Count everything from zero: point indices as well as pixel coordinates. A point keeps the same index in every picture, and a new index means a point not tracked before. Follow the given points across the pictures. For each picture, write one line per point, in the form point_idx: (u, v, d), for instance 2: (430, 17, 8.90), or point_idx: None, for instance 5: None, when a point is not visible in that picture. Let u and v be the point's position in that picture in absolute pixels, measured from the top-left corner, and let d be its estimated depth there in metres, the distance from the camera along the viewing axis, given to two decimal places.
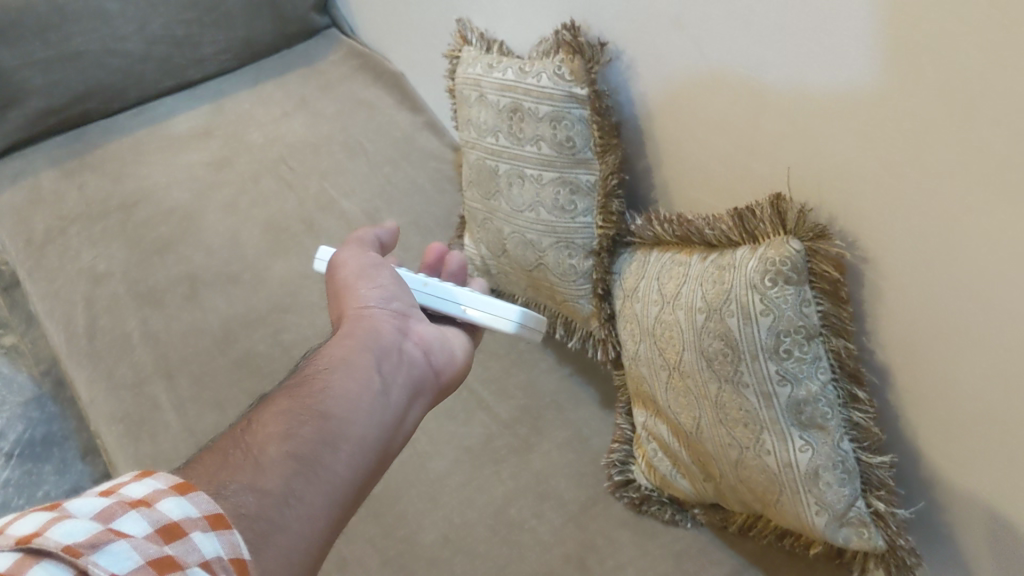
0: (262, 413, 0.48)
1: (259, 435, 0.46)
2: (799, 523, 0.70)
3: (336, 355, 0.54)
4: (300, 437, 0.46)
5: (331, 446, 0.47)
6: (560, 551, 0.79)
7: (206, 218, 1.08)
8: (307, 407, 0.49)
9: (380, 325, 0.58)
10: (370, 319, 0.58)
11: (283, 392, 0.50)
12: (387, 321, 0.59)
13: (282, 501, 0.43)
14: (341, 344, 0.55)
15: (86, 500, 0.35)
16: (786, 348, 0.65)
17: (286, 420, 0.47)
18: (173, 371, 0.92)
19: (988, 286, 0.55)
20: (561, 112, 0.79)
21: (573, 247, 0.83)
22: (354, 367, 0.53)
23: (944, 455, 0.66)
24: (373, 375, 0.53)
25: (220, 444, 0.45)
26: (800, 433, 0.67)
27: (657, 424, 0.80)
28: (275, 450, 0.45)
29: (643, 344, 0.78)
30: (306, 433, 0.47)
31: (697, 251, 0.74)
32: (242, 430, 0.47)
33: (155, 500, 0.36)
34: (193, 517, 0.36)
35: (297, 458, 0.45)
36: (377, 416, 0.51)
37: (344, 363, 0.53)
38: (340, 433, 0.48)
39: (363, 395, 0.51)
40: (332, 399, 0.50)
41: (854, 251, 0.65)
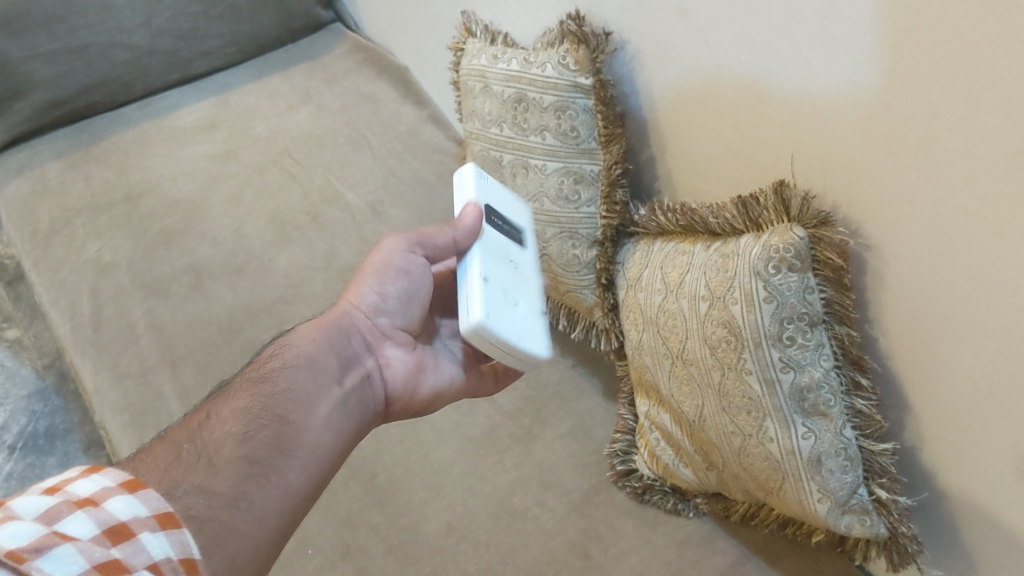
0: (218, 411, 0.51)
1: (213, 435, 0.49)
2: (801, 511, 0.70)
3: (303, 350, 0.58)
4: (255, 442, 0.50)
5: (286, 453, 0.51)
6: (563, 539, 0.79)
7: (211, 209, 1.09)
8: (266, 408, 0.52)
9: (354, 335, 0.63)
10: (348, 327, 0.63)
11: (246, 385, 0.54)
12: (362, 333, 0.63)
13: (234, 503, 0.46)
14: (312, 341, 0.59)
15: (30, 500, 0.36)
16: (789, 336, 0.66)
17: (243, 421, 0.51)
18: (177, 361, 0.93)
19: (992, 270, 0.55)
20: (565, 102, 0.79)
21: (577, 237, 0.83)
22: (319, 373, 0.57)
23: (947, 442, 0.66)
24: (333, 387, 0.57)
25: (174, 438, 0.49)
26: (802, 420, 0.67)
27: (660, 414, 0.80)
28: (231, 450, 0.48)
29: (645, 334, 0.78)
30: (263, 437, 0.50)
31: (701, 240, 0.74)
32: (199, 425, 0.50)
33: (103, 499, 0.37)
34: (141, 517, 0.38)
35: (253, 462, 0.49)
36: (331, 425, 0.55)
37: (311, 366, 0.57)
38: (297, 439, 0.52)
39: (321, 401, 0.56)
40: (293, 401, 0.54)
41: (857, 238, 0.65)
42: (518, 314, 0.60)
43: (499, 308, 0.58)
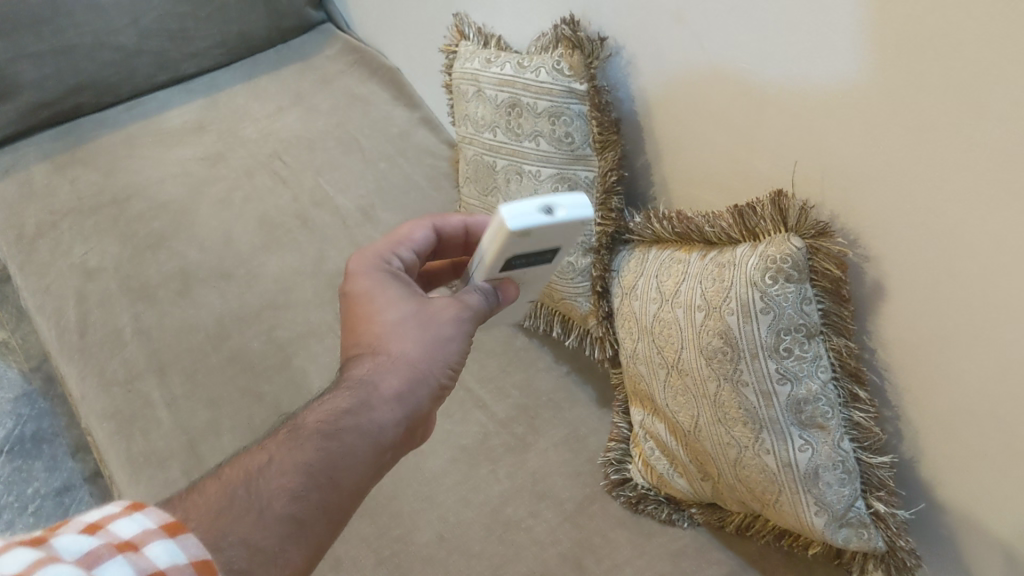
0: (279, 457, 0.44)
1: (270, 486, 0.43)
2: (798, 523, 0.69)
3: (371, 405, 0.50)
4: (310, 503, 0.43)
5: (333, 521, 0.45)
6: (557, 550, 0.78)
7: (199, 212, 1.07)
8: (325, 467, 0.45)
9: (425, 391, 0.53)
10: (416, 383, 0.52)
11: (311, 435, 0.46)
12: (431, 390, 0.54)
13: (274, 561, 0.40)
14: (382, 395, 0.50)
15: (72, 540, 0.32)
16: (786, 347, 0.65)
17: (304, 480, 0.44)
18: (165, 367, 0.91)
19: (995, 283, 0.54)
20: (560, 108, 0.78)
21: (571, 245, 0.82)
22: (381, 434, 0.49)
23: (945, 455, 0.65)
24: (387, 450, 0.50)
25: (230, 477, 0.42)
26: (800, 433, 0.66)
27: (655, 423, 0.79)
28: (285, 508, 0.42)
29: (640, 343, 0.77)
30: (318, 499, 0.44)
31: (697, 248, 0.73)
32: (257, 471, 0.43)
33: (145, 542, 0.33)
34: (185, 568, 0.33)
35: (301, 524, 0.43)
36: (371, 487, 0.49)
37: (374, 425, 0.49)
38: (345, 507, 0.46)
39: (374, 469, 0.48)
40: (350, 464, 0.47)
41: (855, 248, 0.64)
42: None
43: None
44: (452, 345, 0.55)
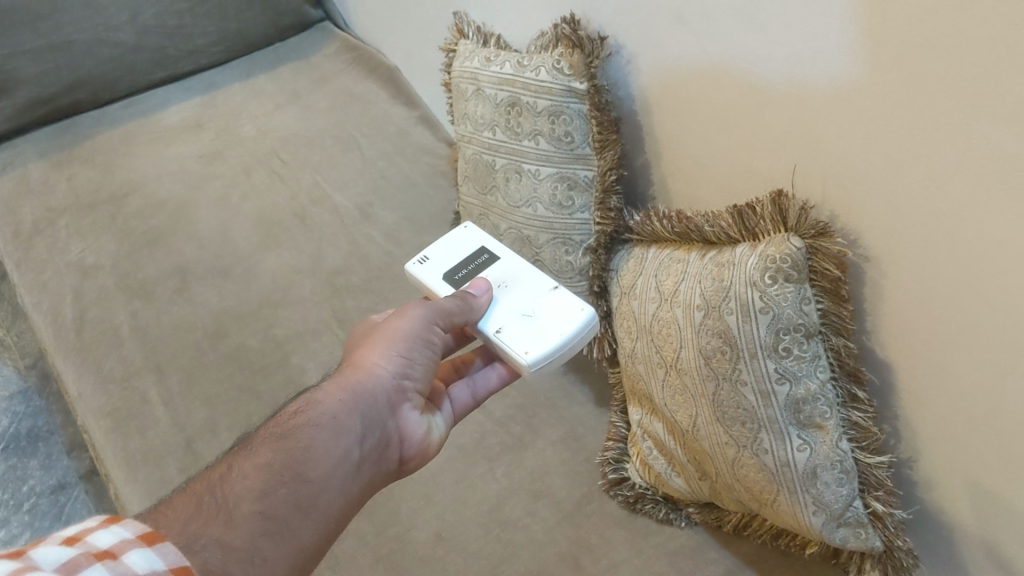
0: (239, 464, 0.48)
1: (233, 489, 0.46)
2: (796, 523, 0.69)
3: (327, 409, 0.53)
4: (275, 498, 0.46)
5: (303, 514, 0.47)
6: (554, 549, 0.78)
7: (197, 210, 1.07)
8: (285, 465, 0.48)
9: (383, 393, 0.57)
10: (374, 387, 0.56)
11: (267, 439, 0.50)
12: (389, 394, 0.57)
13: (247, 559, 0.42)
14: (335, 397, 0.54)
15: (51, 550, 0.34)
16: (785, 347, 0.65)
17: (264, 477, 0.47)
18: (162, 365, 0.91)
19: (994, 283, 0.55)
20: (559, 107, 0.78)
21: (570, 243, 0.82)
22: (342, 431, 0.52)
23: (943, 454, 0.65)
24: (353, 447, 0.52)
25: (195, 489, 0.45)
26: (798, 432, 0.67)
27: (653, 422, 0.79)
28: (250, 505, 0.45)
29: (638, 342, 0.77)
30: (282, 493, 0.47)
31: (696, 248, 0.73)
32: (220, 478, 0.46)
33: (123, 550, 0.35)
34: (159, 570, 0.35)
35: (269, 518, 0.45)
36: (345, 485, 0.51)
37: (333, 424, 0.52)
38: (314, 499, 0.48)
39: (341, 465, 0.51)
40: (311, 459, 0.49)
41: (855, 249, 0.64)
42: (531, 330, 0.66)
43: (527, 329, 0.66)
44: (407, 348, 0.59)
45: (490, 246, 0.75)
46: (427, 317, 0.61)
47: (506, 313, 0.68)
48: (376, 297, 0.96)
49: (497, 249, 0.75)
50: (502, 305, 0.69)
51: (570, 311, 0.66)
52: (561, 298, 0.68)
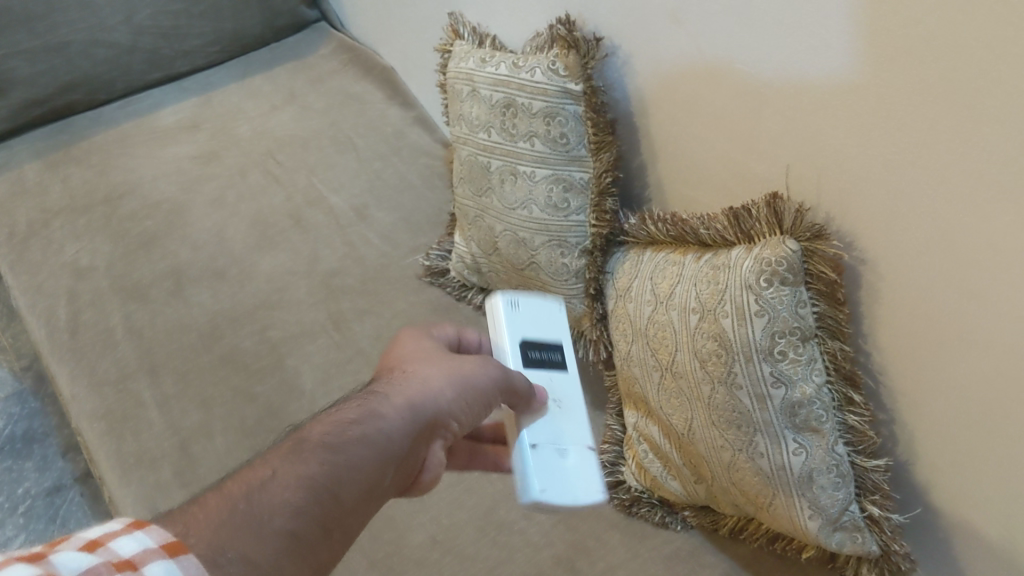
0: (280, 467, 0.41)
1: (269, 496, 0.39)
2: (792, 527, 0.69)
3: (382, 424, 0.46)
4: (310, 514, 0.40)
5: (331, 540, 0.40)
6: (550, 553, 0.78)
7: (192, 211, 1.07)
8: (325, 479, 0.42)
9: (433, 422, 0.50)
10: (425, 415, 0.49)
11: (313, 448, 0.43)
12: (434, 429, 0.50)
13: None
14: (393, 414, 0.47)
15: (72, 556, 0.29)
16: (780, 350, 0.64)
17: (305, 490, 0.40)
18: (157, 367, 0.91)
19: (991, 287, 0.54)
20: (555, 109, 0.78)
21: (566, 246, 0.82)
22: (387, 454, 0.45)
23: (940, 458, 0.65)
24: (391, 476, 0.46)
25: (230, 490, 0.39)
26: (794, 436, 0.66)
27: (649, 425, 0.79)
28: (284, 520, 0.38)
29: (634, 346, 0.77)
30: (318, 513, 0.40)
31: (692, 250, 0.73)
32: (259, 480, 0.40)
33: (145, 562, 0.30)
34: None
35: (299, 539, 0.39)
36: (371, 515, 0.44)
37: (381, 443, 0.45)
38: (343, 526, 0.41)
39: (375, 493, 0.44)
40: (353, 480, 0.43)
41: (850, 251, 0.64)
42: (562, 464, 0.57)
43: (552, 466, 0.56)
44: (467, 394, 0.52)
45: (565, 349, 0.66)
46: (491, 376, 0.55)
47: (546, 434, 0.58)
48: (372, 299, 0.96)
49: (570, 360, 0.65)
50: (547, 425, 0.59)
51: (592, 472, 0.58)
52: (587, 458, 0.58)
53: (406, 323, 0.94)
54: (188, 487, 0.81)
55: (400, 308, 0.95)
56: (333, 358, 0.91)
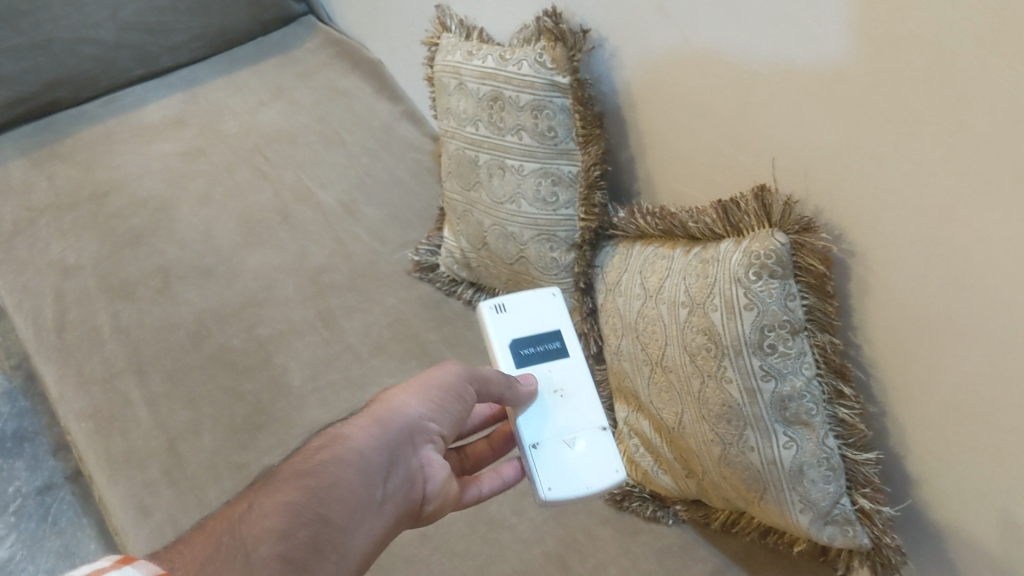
0: (259, 501, 0.43)
1: (252, 528, 0.41)
2: (783, 521, 0.69)
3: (354, 442, 0.48)
4: (297, 538, 0.41)
5: (325, 558, 0.42)
6: (541, 549, 0.78)
7: (179, 208, 1.06)
8: (307, 503, 0.43)
9: (411, 429, 0.51)
10: (399, 424, 0.50)
11: (286, 478, 0.44)
12: (415, 436, 0.51)
13: None
14: (364, 428, 0.49)
15: None
16: (770, 344, 0.64)
17: (287, 516, 0.42)
18: (144, 366, 0.90)
19: (981, 280, 0.54)
20: (542, 102, 0.77)
21: (555, 240, 0.81)
22: (367, 468, 0.47)
23: (931, 452, 0.65)
24: (378, 488, 0.47)
25: (214, 530, 0.41)
26: (784, 430, 0.66)
27: (640, 419, 0.78)
28: (271, 547, 0.40)
29: (624, 340, 0.76)
30: (305, 535, 0.42)
31: (680, 244, 0.73)
32: (239, 516, 0.42)
33: None
34: None
35: (290, 562, 0.40)
36: (367, 529, 0.45)
37: (358, 459, 0.47)
38: (336, 542, 0.43)
39: (364, 506, 0.45)
40: (333, 499, 0.44)
41: (840, 244, 0.63)
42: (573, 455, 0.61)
43: (563, 461, 0.60)
44: (440, 393, 0.53)
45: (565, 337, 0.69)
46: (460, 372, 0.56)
47: (551, 428, 0.61)
48: (361, 295, 0.95)
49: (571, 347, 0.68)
50: (550, 417, 0.62)
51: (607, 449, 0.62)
52: (598, 439, 0.62)
53: (395, 319, 0.93)
54: (176, 487, 0.81)
55: (389, 304, 0.95)
56: (322, 355, 0.90)
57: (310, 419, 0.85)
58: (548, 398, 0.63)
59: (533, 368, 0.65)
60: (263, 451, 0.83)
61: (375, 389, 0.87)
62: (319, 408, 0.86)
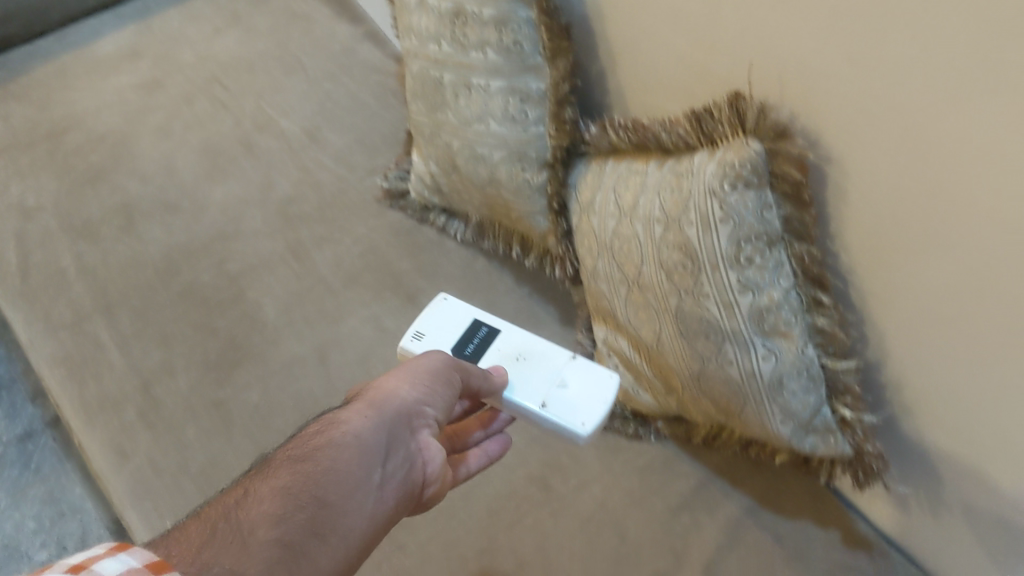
0: (257, 487, 0.44)
1: (249, 512, 0.42)
2: (764, 433, 0.70)
3: (350, 428, 0.48)
4: (294, 521, 0.42)
5: (322, 539, 0.43)
6: (524, 471, 0.79)
7: (139, 143, 1.03)
8: (304, 488, 0.44)
9: (406, 414, 0.51)
10: (393, 410, 0.51)
11: (283, 465, 0.45)
12: (410, 421, 0.51)
13: None
14: (359, 415, 0.49)
15: None
16: (747, 257, 0.63)
17: (282, 500, 0.43)
18: (113, 307, 0.88)
19: (959, 181, 0.52)
20: (505, 15, 0.73)
21: (526, 160, 0.79)
22: (364, 452, 0.47)
23: (911, 358, 0.64)
24: (377, 472, 0.47)
25: (209, 514, 0.42)
26: (762, 342, 0.65)
27: (618, 339, 0.77)
28: (268, 530, 0.41)
29: (600, 260, 0.75)
30: (301, 518, 0.42)
31: (654, 158, 0.71)
32: (237, 501, 0.43)
33: None
34: None
35: (288, 545, 0.41)
36: (367, 511, 0.46)
37: (356, 443, 0.47)
38: (334, 524, 0.44)
39: (362, 488, 0.46)
40: (330, 482, 0.45)
41: (816, 150, 0.61)
42: (569, 394, 0.64)
43: (564, 401, 0.63)
44: (429, 381, 0.54)
45: (485, 320, 0.70)
46: (445, 362, 0.57)
47: (536, 389, 0.64)
48: (331, 225, 0.93)
49: (495, 321, 0.69)
50: (527, 383, 0.64)
51: (596, 373, 0.65)
52: (583, 369, 0.65)
53: (367, 249, 0.91)
54: (153, 430, 0.79)
55: (360, 233, 0.93)
56: (294, 288, 0.88)
57: (285, 353, 0.83)
58: (515, 370, 0.65)
59: (488, 357, 0.67)
60: (239, 388, 0.81)
61: (350, 320, 0.85)
62: (294, 341, 0.84)
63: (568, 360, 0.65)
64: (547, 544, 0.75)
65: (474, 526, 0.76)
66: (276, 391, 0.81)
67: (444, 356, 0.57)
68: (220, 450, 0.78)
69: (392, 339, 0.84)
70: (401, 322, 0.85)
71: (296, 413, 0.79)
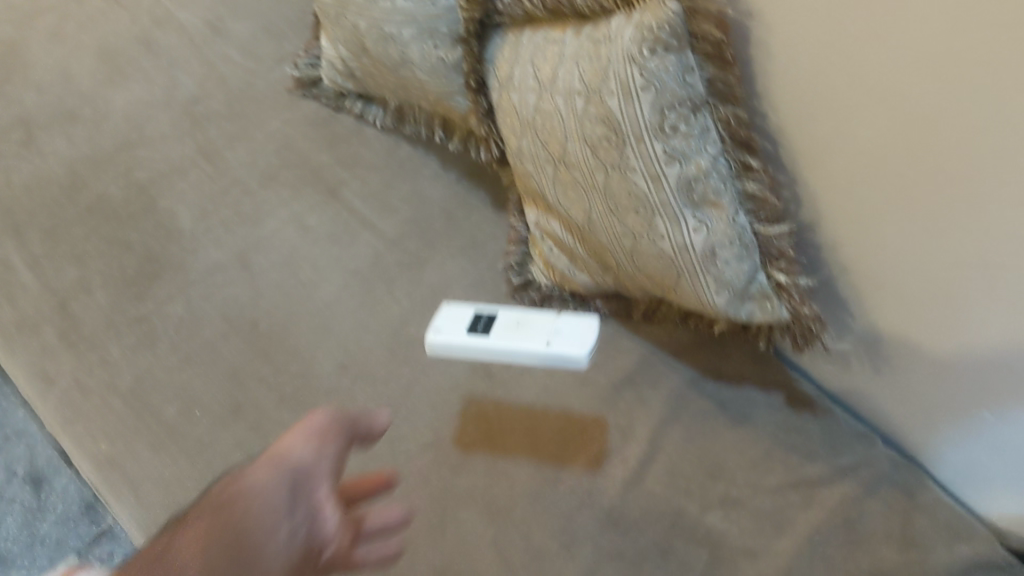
0: (183, 541, 0.52)
1: (178, 555, 0.51)
2: (700, 304, 0.68)
3: (257, 480, 0.54)
4: (216, 556, 0.50)
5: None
6: (465, 363, 0.77)
7: (29, 50, 0.96)
8: (229, 545, 0.51)
9: (312, 472, 0.55)
10: (296, 465, 0.54)
11: (203, 514, 0.53)
12: (315, 472, 0.55)
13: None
14: (264, 468, 0.54)
15: None
16: (671, 125, 0.59)
17: (202, 538, 0.52)
18: (20, 228, 0.83)
19: (892, 25, 0.50)
20: None
21: (437, 37, 0.74)
22: (268, 496, 0.53)
23: (845, 216, 0.62)
24: (289, 519, 0.53)
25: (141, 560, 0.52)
26: (693, 213, 0.62)
27: (550, 221, 0.74)
28: (196, 563, 0.50)
29: (523, 139, 0.70)
30: (223, 563, 0.50)
31: (571, 24, 0.64)
32: (160, 558, 0.51)
33: None
34: None
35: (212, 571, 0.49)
36: (283, 552, 0.51)
37: (260, 491, 0.53)
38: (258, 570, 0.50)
39: (277, 535, 0.52)
40: (247, 534, 0.51)
41: (736, 5, 0.58)
42: (565, 328, 0.70)
43: (568, 333, 0.69)
44: (320, 431, 0.57)
45: (484, 308, 0.73)
46: (331, 414, 0.60)
47: (537, 342, 0.69)
48: (242, 123, 0.89)
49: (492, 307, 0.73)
50: (528, 338, 0.69)
51: (579, 323, 0.70)
52: (573, 319, 0.70)
53: (282, 145, 0.88)
54: (75, 348, 0.77)
55: (273, 129, 0.89)
56: (209, 192, 0.85)
57: (205, 260, 0.81)
58: (523, 334, 0.70)
59: (497, 330, 0.71)
60: (161, 301, 0.79)
61: (271, 221, 0.83)
62: (215, 248, 0.82)
63: (553, 316, 0.71)
64: (495, 433, 0.74)
65: (422, 421, 0.74)
66: (201, 302, 0.79)
67: (332, 410, 0.60)
68: (148, 365, 0.76)
69: (316, 239, 0.82)
70: (324, 219, 0.83)
71: (224, 322, 0.78)
